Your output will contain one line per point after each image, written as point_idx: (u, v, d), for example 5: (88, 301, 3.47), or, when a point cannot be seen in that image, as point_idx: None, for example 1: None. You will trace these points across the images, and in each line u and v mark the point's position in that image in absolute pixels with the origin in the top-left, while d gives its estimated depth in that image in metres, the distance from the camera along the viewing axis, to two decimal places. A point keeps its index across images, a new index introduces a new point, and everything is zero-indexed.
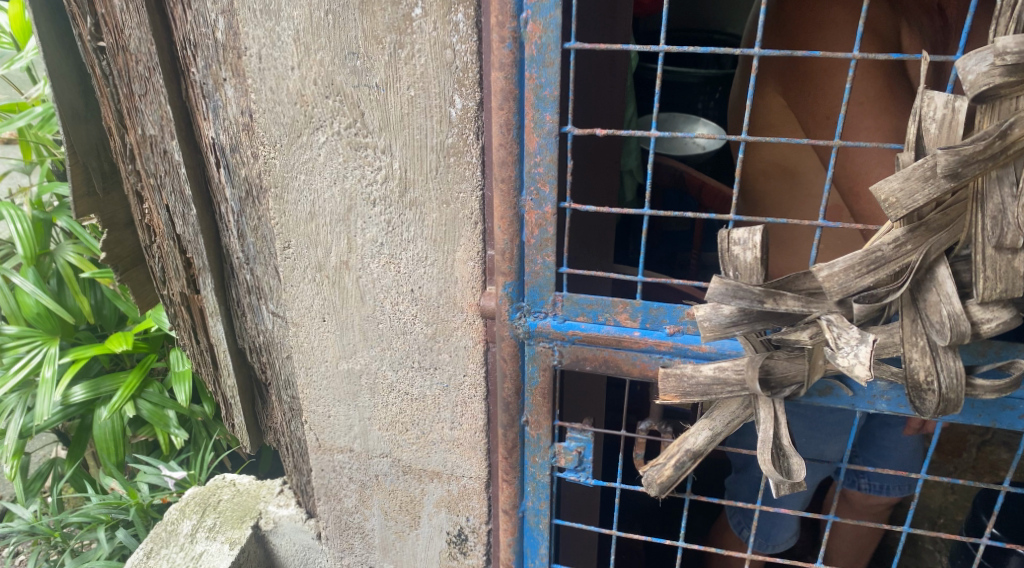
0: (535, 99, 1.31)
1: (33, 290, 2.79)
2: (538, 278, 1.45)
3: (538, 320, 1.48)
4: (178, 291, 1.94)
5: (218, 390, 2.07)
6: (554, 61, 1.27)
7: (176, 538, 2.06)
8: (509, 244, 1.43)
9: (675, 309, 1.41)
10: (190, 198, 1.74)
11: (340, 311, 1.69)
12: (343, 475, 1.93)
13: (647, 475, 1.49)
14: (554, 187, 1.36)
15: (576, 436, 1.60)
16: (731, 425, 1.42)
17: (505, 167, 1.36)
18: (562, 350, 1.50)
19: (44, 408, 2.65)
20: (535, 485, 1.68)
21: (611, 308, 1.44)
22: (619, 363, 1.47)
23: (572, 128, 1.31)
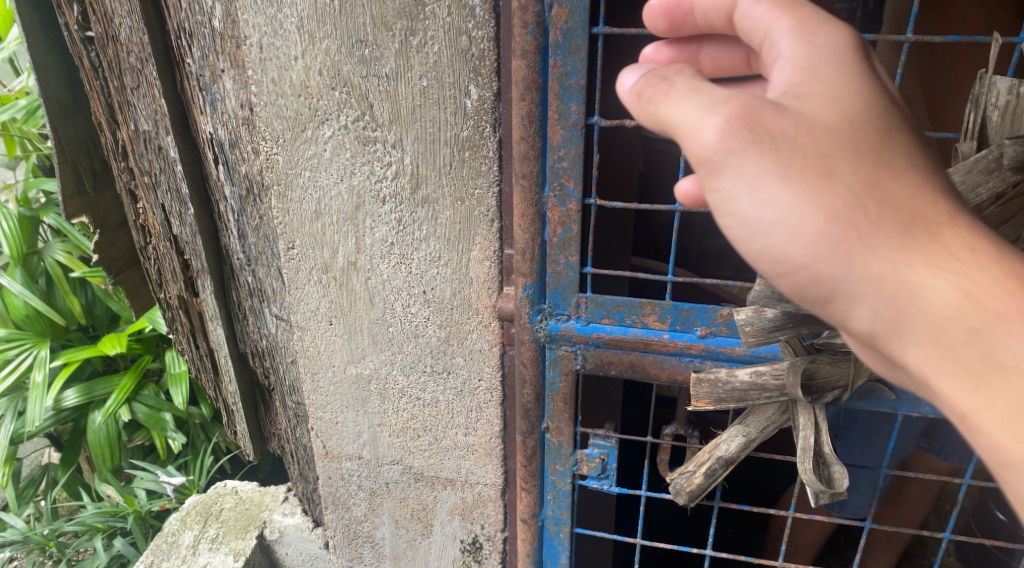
0: (558, 89, 1.22)
1: (21, 291, 2.67)
2: (560, 279, 1.37)
3: (560, 323, 1.40)
4: (176, 294, 1.84)
5: (219, 396, 1.98)
6: (581, 47, 1.19)
7: (177, 550, 1.97)
8: (529, 243, 1.35)
9: (707, 310, 1.33)
10: (187, 196, 1.64)
11: (348, 314, 1.61)
12: (352, 482, 1.85)
13: (675, 484, 1.41)
14: (580, 182, 1.28)
15: (600, 442, 1.53)
16: (767, 430, 1.34)
17: (527, 162, 1.28)
18: (585, 354, 1.42)
19: (37, 414, 2.54)
20: (555, 493, 1.60)
21: (639, 309, 1.36)
22: (646, 367, 1.39)
23: (599, 119, 1.22)
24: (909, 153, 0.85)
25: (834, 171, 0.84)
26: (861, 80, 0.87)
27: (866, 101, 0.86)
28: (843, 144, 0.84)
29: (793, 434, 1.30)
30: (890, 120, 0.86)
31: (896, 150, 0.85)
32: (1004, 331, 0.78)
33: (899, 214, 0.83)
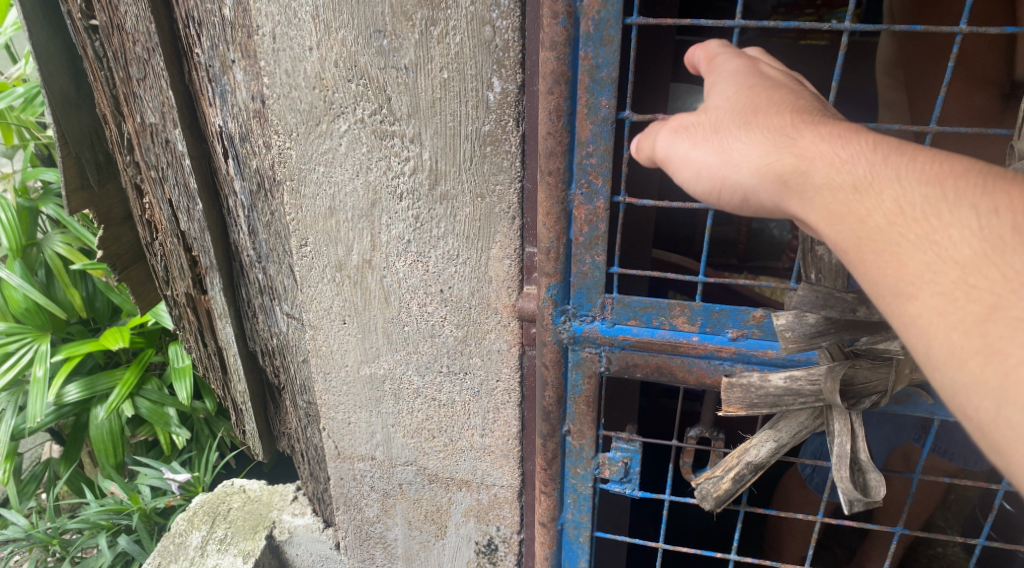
0: (588, 82, 1.17)
1: (21, 284, 2.61)
2: (585, 279, 1.32)
3: (585, 324, 1.35)
4: (183, 292, 1.78)
5: (227, 396, 1.92)
6: (613, 39, 1.14)
7: (186, 551, 1.93)
8: (554, 242, 1.30)
9: (739, 312, 1.28)
10: (196, 191, 1.58)
11: (362, 313, 1.56)
12: (364, 483, 1.80)
13: (701, 488, 1.37)
14: (608, 179, 1.23)
15: (623, 446, 1.49)
16: (799, 436, 1.30)
17: (554, 158, 1.23)
18: (610, 356, 1.37)
19: (38, 409, 2.49)
20: (575, 497, 1.56)
21: (667, 311, 1.31)
22: (673, 370, 1.35)
23: (631, 114, 1.17)
24: (781, 97, 0.97)
25: (724, 125, 0.97)
26: (752, 71, 1.02)
27: (752, 80, 1.00)
28: (727, 108, 0.98)
29: (827, 440, 1.26)
30: (772, 86, 0.99)
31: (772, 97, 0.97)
32: (823, 165, 0.88)
33: (766, 128, 0.94)
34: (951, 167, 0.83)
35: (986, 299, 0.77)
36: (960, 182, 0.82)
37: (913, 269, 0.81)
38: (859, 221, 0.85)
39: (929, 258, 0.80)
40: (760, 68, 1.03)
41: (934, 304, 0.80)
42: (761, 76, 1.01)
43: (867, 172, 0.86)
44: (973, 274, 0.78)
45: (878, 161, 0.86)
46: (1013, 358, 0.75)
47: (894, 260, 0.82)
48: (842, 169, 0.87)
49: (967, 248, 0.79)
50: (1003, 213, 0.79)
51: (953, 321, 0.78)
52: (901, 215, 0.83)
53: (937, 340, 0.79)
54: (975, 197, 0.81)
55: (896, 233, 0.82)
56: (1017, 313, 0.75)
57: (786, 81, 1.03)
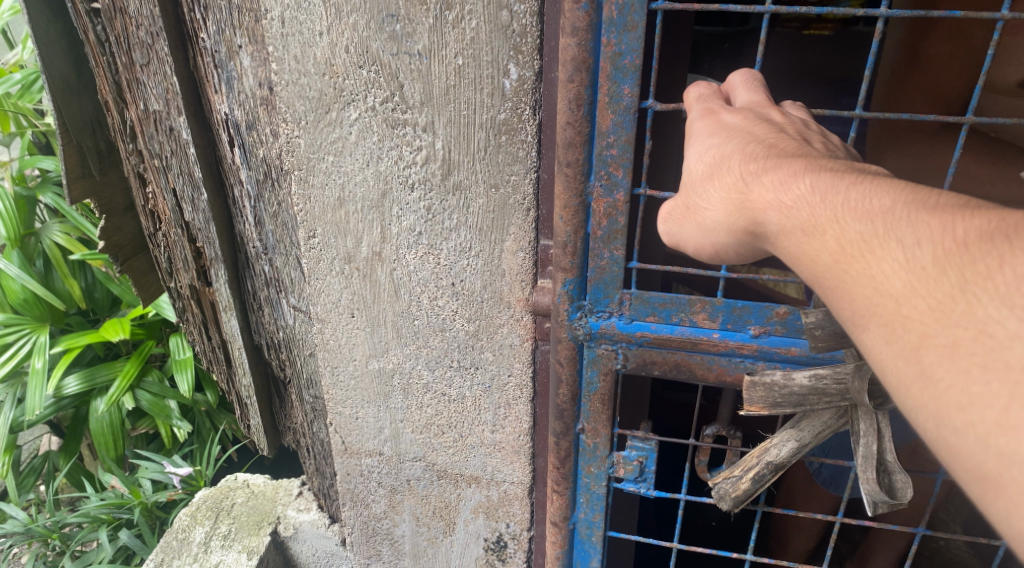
0: (611, 69, 1.13)
1: (19, 274, 2.56)
2: (603, 274, 1.28)
3: (601, 321, 1.31)
4: (187, 284, 1.73)
5: (232, 390, 1.88)
6: (638, 24, 1.10)
7: (189, 548, 1.90)
8: (571, 236, 1.26)
9: (762, 308, 1.24)
10: (200, 180, 1.53)
11: (370, 306, 1.52)
12: (371, 479, 1.77)
13: (719, 488, 1.34)
14: (629, 171, 1.19)
15: (638, 444, 1.46)
16: (821, 435, 1.27)
17: (573, 148, 1.19)
18: (627, 353, 1.33)
19: (36, 402, 2.45)
20: (588, 496, 1.52)
21: (687, 307, 1.28)
22: (692, 367, 1.31)
23: (654, 103, 1.14)
24: (732, 149, 0.98)
25: (693, 201, 1.02)
26: (709, 128, 1.04)
27: (706, 139, 1.03)
28: (693, 180, 1.02)
29: (853, 441, 1.22)
30: (727, 138, 1.00)
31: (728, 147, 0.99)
32: (774, 214, 0.90)
33: (724, 190, 0.97)
34: (880, 202, 0.83)
35: (918, 328, 0.77)
36: (889, 214, 0.82)
37: (859, 302, 0.82)
38: (811, 262, 0.86)
39: (868, 294, 0.81)
40: (717, 122, 1.05)
41: (880, 335, 0.80)
42: (718, 129, 1.03)
43: (810, 215, 0.87)
44: (904, 305, 0.78)
45: (817, 204, 0.87)
46: (943, 383, 0.75)
47: (844, 296, 0.83)
48: (790, 214, 0.89)
49: (896, 281, 0.79)
50: (926, 244, 0.79)
51: (895, 349, 0.79)
52: (843, 255, 0.84)
53: (887, 369, 0.80)
54: (904, 229, 0.81)
55: (840, 273, 0.84)
56: (941, 341, 0.75)
57: (741, 121, 1.03)
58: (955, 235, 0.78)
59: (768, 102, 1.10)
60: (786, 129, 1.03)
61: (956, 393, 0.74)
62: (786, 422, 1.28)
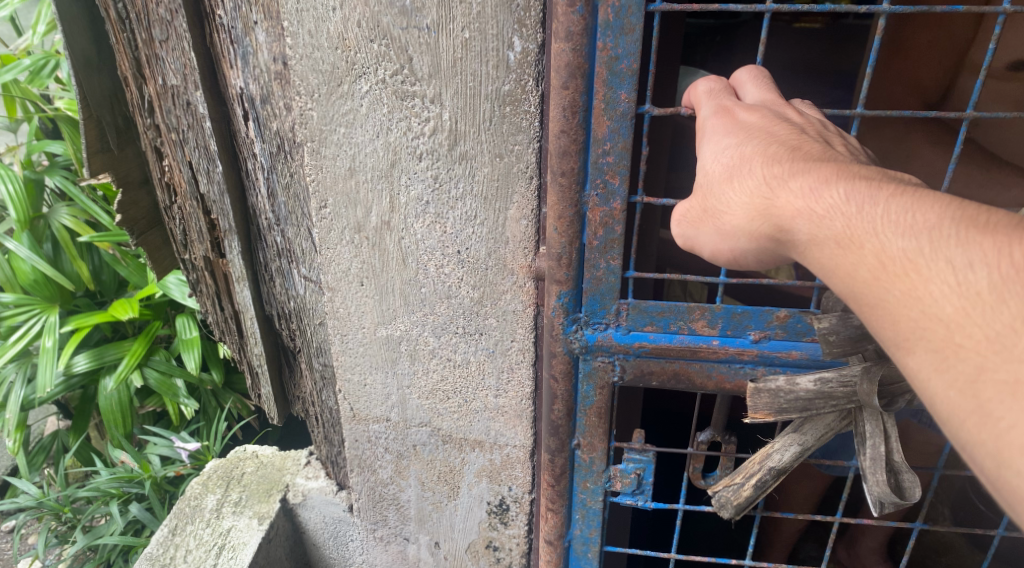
0: (608, 74, 1.25)
1: (29, 255, 2.61)
2: (599, 284, 1.41)
3: (598, 333, 1.45)
4: (202, 255, 1.80)
5: (244, 359, 1.94)
6: (633, 28, 1.22)
7: (201, 513, 1.97)
8: (566, 247, 1.39)
9: (761, 314, 1.39)
10: (216, 154, 1.60)
11: (379, 274, 1.59)
12: (378, 445, 1.84)
13: (721, 497, 1.48)
14: (625, 178, 1.31)
15: (635, 457, 1.59)
16: (823, 437, 1.39)
17: (567, 158, 1.31)
18: (624, 364, 1.47)
19: (47, 379, 2.51)
20: (584, 512, 1.65)
21: (686, 316, 1.41)
22: (692, 375, 1.45)
23: (649, 107, 1.26)
24: (752, 151, 1.08)
25: (711, 205, 1.11)
26: (728, 129, 1.14)
27: (730, 138, 1.12)
28: (711, 185, 1.12)
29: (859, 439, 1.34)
30: (745, 138, 1.10)
31: (748, 148, 1.09)
32: (804, 223, 1.00)
33: (747, 193, 1.06)
34: (926, 218, 0.92)
35: (974, 360, 0.86)
36: (937, 232, 0.91)
37: (904, 325, 0.91)
38: (849, 276, 0.96)
39: (917, 316, 0.90)
40: (734, 121, 1.15)
41: (928, 361, 0.89)
42: (735, 129, 1.14)
43: (846, 228, 0.96)
44: (957, 333, 0.87)
45: (853, 216, 0.96)
46: (1004, 421, 0.83)
47: (889, 317, 0.92)
48: (822, 224, 0.98)
49: (947, 306, 0.88)
50: (980, 267, 0.87)
51: (947, 380, 0.87)
52: (885, 271, 0.93)
53: (938, 402, 0.88)
54: (952, 249, 0.89)
55: (882, 290, 0.93)
56: (1002, 377, 0.83)
57: (761, 121, 1.14)
58: (1011, 260, 0.86)
59: (781, 101, 1.20)
60: (803, 130, 1.13)
61: (1018, 435, 0.82)
62: (787, 428, 1.41)
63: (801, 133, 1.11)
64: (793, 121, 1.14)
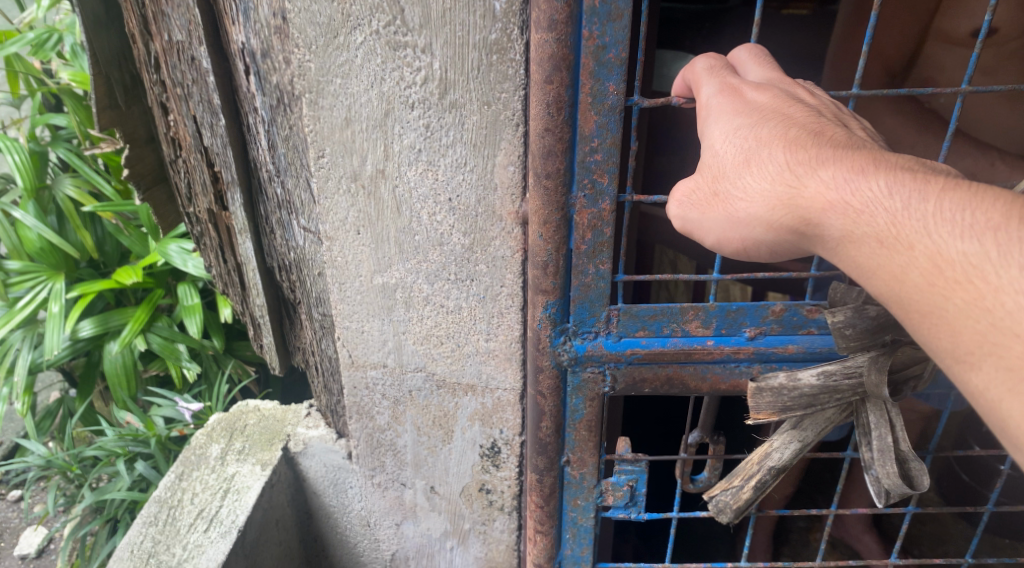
0: (595, 65, 1.36)
1: (35, 224, 2.74)
2: (588, 291, 1.55)
3: (587, 343, 1.60)
4: (205, 208, 1.91)
5: (246, 311, 2.07)
6: (616, 19, 1.33)
7: (206, 461, 2.07)
8: (552, 254, 1.52)
9: (756, 311, 1.56)
10: (219, 107, 1.69)
11: (375, 223, 1.67)
12: (376, 391, 1.92)
13: (720, 502, 1.64)
14: (613, 176, 1.44)
15: (627, 469, 1.78)
16: (823, 432, 1.53)
17: (552, 157, 1.43)
18: (615, 374, 1.64)
19: (55, 342, 2.61)
20: (575, 530, 1.86)
21: (680, 318, 1.58)
22: (684, 376, 1.64)
23: (637, 99, 1.38)
24: (772, 135, 1.21)
25: (721, 189, 1.24)
26: (741, 109, 1.26)
27: (744, 118, 1.25)
28: (726, 170, 1.24)
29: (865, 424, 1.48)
30: (761, 121, 1.24)
31: (767, 130, 1.22)
32: (840, 218, 1.12)
33: (768, 178, 1.19)
34: (983, 221, 1.04)
35: None
36: (994, 235, 1.03)
37: (967, 336, 1.03)
38: (902, 279, 1.08)
39: (984, 326, 1.02)
40: (744, 98, 1.28)
41: (1000, 377, 1.01)
42: (748, 108, 1.26)
43: (892, 224, 1.08)
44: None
45: (901, 213, 1.08)
46: None
47: (949, 325, 1.05)
48: (864, 219, 1.11)
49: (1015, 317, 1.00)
50: None
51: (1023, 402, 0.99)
52: (939, 274, 1.05)
53: (1011, 421, 1.01)
54: (1017, 256, 1.01)
55: (941, 296, 1.05)
56: None
57: (771, 101, 1.27)
58: None
59: (786, 78, 1.34)
60: (812, 110, 1.26)
61: None
62: (787, 426, 1.54)
63: (815, 113, 1.25)
64: (800, 101, 1.28)
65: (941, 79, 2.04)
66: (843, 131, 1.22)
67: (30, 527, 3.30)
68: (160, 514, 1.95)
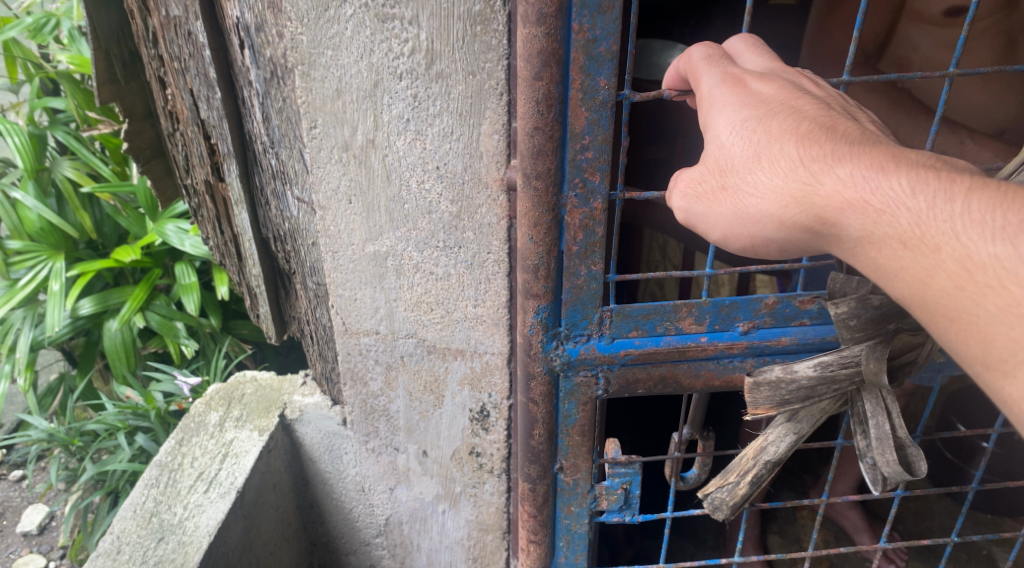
0: (584, 60, 1.38)
1: (35, 205, 2.93)
2: (580, 292, 1.57)
3: (579, 346, 1.62)
4: (203, 179, 2.02)
5: (242, 281, 2.17)
6: (605, 15, 1.34)
7: (206, 427, 2.15)
8: (544, 258, 1.54)
9: (749, 305, 1.60)
10: (216, 81, 1.77)
11: (366, 192, 1.74)
12: (369, 357, 1.99)
13: (716, 500, 1.66)
14: (604, 174, 1.46)
15: (620, 472, 1.79)
16: (816, 423, 1.60)
17: (543, 153, 1.44)
18: (609, 374, 1.65)
19: (55, 318, 2.74)
20: (569, 537, 1.89)
21: (674, 315, 1.60)
22: (679, 373, 1.65)
23: (628, 94, 1.40)
24: (782, 130, 1.24)
25: (729, 182, 1.27)
26: (745, 101, 1.28)
27: (752, 109, 1.27)
28: (734, 163, 1.26)
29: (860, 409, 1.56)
30: (767, 112, 1.26)
31: (775, 124, 1.25)
32: (860, 217, 1.15)
33: (779, 174, 1.22)
34: (1011, 223, 1.06)
35: None
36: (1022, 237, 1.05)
37: (1000, 342, 1.06)
38: (926, 282, 1.11)
39: (1017, 332, 1.05)
40: (748, 89, 1.30)
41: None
42: (752, 99, 1.29)
43: (915, 226, 1.11)
44: None
45: (925, 214, 1.11)
46: None
47: (977, 330, 1.08)
48: (887, 219, 1.13)
49: None
50: None
51: None
52: (966, 277, 1.08)
53: None
54: None
55: (971, 299, 1.08)
56: None
57: (777, 92, 1.29)
58: None
59: (786, 69, 1.37)
60: (815, 101, 1.29)
61: None
62: (782, 420, 1.60)
63: (820, 105, 1.28)
64: (805, 93, 1.31)
65: (915, 58, 2.14)
66: (853, 122, 1.25)
67: (32, 506, 3.38)
68: (161, 477, 2.04)
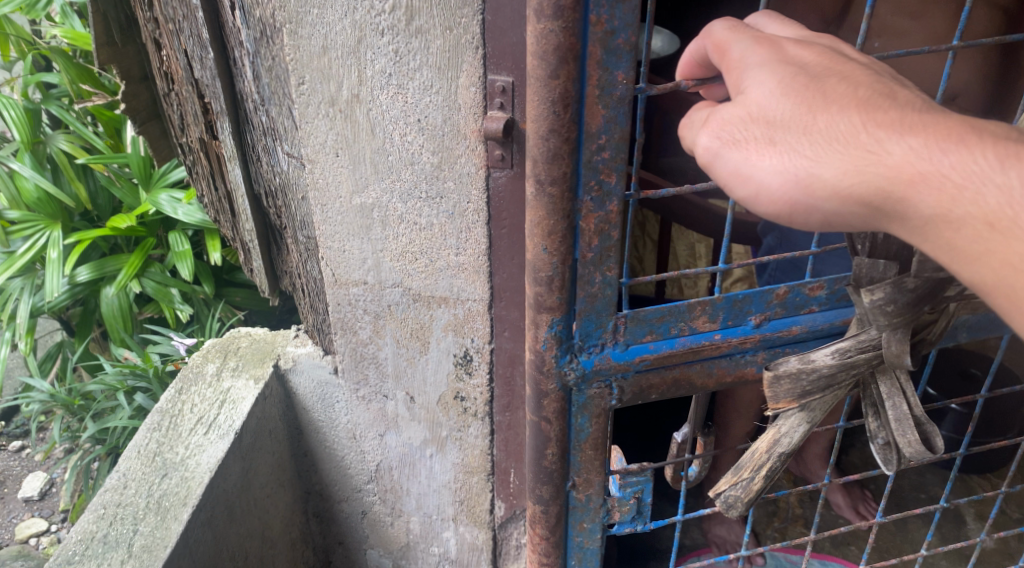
0: (601, 55, 1.43)
1: (32, 174, 3.16)
2: (596, 302, 1.66)
3: (594, 356, 1.72)
4: (197, 137, 2.13)
5: (237, 237, 2.29)
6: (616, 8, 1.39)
7: (204, 377, 2.30)
8: (557, 266, 1.62)
9: (759, 300, 1.72)
10: (208, 41, 1.89)
11: (352, 145, 1.85)
12: (358, 307, 2.10)
13: (729, 498, 1.78)
14: (620, 175, 1.54)
15: (632, 483, 1.95)
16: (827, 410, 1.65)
17: (558, 153, 1.50)
18: (622, 382, 1.76)
19: (53, 285, 2.94)
20: (583, 552, 2.05)
21: (688, 317, 1.71)
22: (692, 374, 1.78)
23: (644, 88, 1.46)
24: (843, 93, 1.18)
25: (778, 138, 1.18)
26: (791, 63, 1.22)
27: (797, 69, 1.21)
28: (784, 120, 1.18)
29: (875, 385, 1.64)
30: (817, 74, 1.21)
31: (829, 85, 1.19)
32: (937, 194, 1.12)
33: (836, 138, 1.16)
34: None
35: None
36: None
37: None
38: (1015, 267, 1.10)
39: None
40: (790, 52, 1.25)
41: None
42: (795, 61, 1.23)
43: (1002, 208, 1.10)
44: None
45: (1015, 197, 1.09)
46: None
47: None
48: (969, 200, 1.11)
49: None
50: None
51: None
52: None
53: None
54: None
55: None
56: None
57: (818, 56, 1.24)
58: None
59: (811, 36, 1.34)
60: (853, 66, 1.25)
61: None
62: (797, 409, 1.65)
63: (861, 70, 1.24)
64: (842, 57, 1.26)
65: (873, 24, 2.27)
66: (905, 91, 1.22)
67: (37, 474, 3.51)
68: (163, 421, 2.19)
